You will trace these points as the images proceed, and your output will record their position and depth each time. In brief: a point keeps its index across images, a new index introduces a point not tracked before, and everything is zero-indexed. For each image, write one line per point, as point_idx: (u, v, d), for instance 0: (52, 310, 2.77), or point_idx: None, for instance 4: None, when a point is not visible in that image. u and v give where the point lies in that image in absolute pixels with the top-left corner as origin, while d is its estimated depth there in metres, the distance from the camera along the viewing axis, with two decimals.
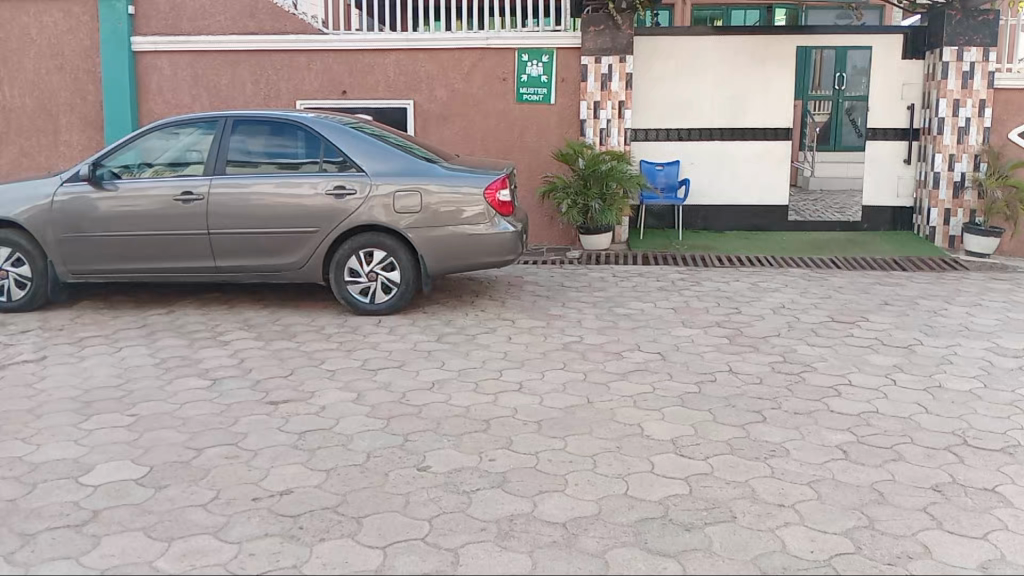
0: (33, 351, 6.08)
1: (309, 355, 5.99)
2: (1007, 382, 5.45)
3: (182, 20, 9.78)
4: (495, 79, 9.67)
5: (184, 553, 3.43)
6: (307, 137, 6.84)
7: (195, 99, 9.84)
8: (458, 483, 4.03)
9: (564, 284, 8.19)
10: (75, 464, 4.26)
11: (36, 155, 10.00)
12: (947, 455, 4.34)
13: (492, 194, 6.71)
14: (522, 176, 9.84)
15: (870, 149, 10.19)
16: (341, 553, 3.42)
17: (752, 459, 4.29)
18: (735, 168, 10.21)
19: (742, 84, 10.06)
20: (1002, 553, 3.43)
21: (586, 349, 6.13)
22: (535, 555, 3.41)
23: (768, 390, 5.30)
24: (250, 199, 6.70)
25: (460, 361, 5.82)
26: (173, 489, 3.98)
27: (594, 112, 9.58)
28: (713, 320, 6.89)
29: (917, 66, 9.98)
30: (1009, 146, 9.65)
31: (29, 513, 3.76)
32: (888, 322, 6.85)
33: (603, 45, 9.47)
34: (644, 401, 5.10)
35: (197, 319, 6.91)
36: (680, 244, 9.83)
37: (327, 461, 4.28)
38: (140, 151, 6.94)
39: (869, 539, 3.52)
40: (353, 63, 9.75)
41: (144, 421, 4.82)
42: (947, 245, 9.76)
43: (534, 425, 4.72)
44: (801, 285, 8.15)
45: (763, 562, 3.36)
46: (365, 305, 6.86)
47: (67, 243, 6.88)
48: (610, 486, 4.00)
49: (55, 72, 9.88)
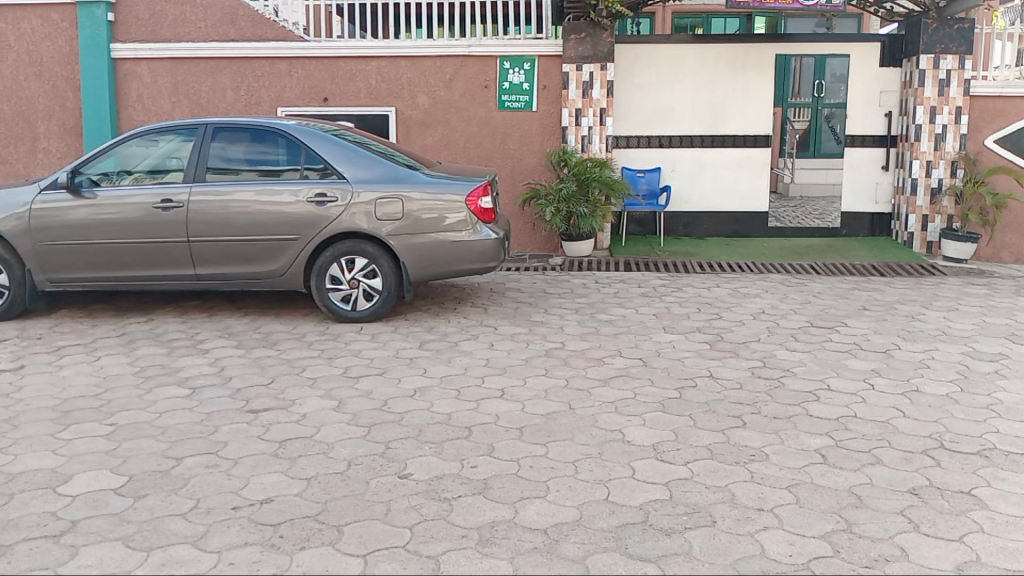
0: (10, 361, 6.03)
1: (290, 363, 5.97)
2: (983, 386, 5.51)
3: (162, 27, 9.75)
4: (477, 86, 9.70)
5: (163, 562, 3.41)
6: (288, 144, 6.81)
7: (175, 106, 9.80)
8: (440, 490, 4.04)
9: (546, 290, 8.21)
10: (53, 474, 4.22)
11: (13, 162, 9.92)
12: (924, 459, 4.38)
13: (474, 202, 6.72)
14: (505, 183, 9.88)
15: (848, 156, 10.29)
16: (322, 561, 3.42)
17: (731, 464, 4.32)
18: (715, 175, 10.28)
19: (723, 90, 10.13)
20: (978, 555, 3.46)
21: (569, 355, 6.15)
22: (516, 561, 3.41)
23: (748, 395, 5.33)
24: (230, 207, 6.68)
25: (443, 368, 5.83)
26: (151, 499, 3.96)
27: (575, 119, 9.64)
28: (693, 326, 6.93)
29: (895, 74, 10.10)
30: (986, 153, 9.70)
31: (6, 524, 3.73)
32: (866, 328, 6.90)
33: (585, 53, 9.52)
34: (624, 407, 5.12)
35: (177, 328, 6.87)
36: (662, 250, 9.88)
37: (308, 470, 4.27)
38: (120, 158, 6.90)
39: (847, 542, 3.56)
40: (334, 70, 9.74)
41: (123, 430, 4.79)
42: (925, 251, 9.86)
43: (516, 431, 4.73)
44: (781, 291, 8.20)
45: (742, 566, 3.38)
46: (346, 312, 6.85)
47: (44, 251, 6.83)
48: (591, 492, 4.01)
49: (33, 79, 9.82)
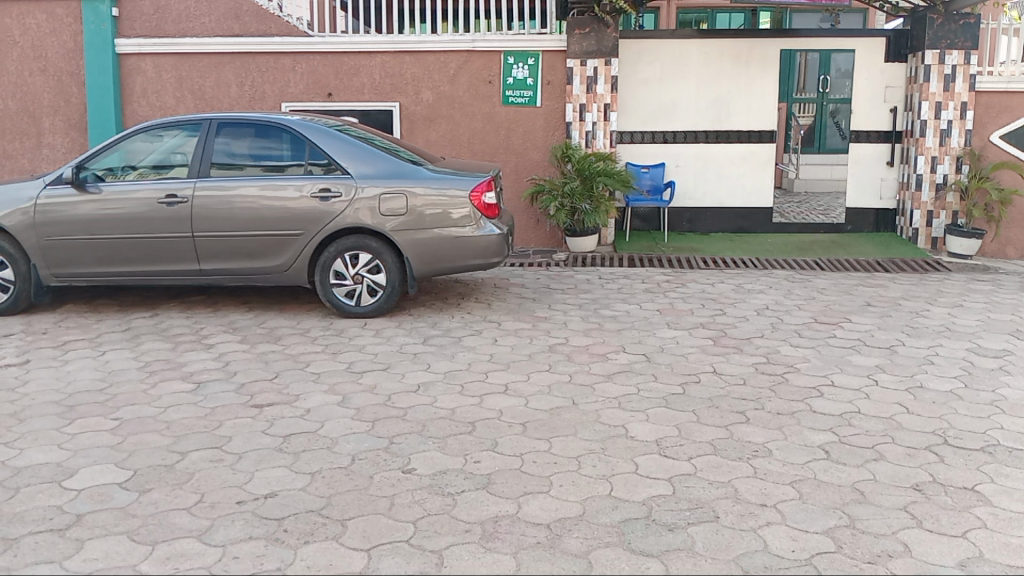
0: (16, 355, 6.05)
1: (294, 358, 5.98)
2: (988, 383, 5.50)
3: (166, 22, 9.74)
4: (481, 81, 9.69)
5: (168, 556, 3.43)
6: (293, 140, 6.82)
7: (180, 102, 9.81)
8: (443, 484, 4.04)
9: (550, 286, 8.21)
10: (59, 468, 4.24)
11: (19, 158, 9.95)
12: (928, 455, 4.38)
13: (477, 197, 6.72)
14: (509, 178, 9.86)
15: (853, 152, 10.28)
16: (325, 555, 3.43)
17: (735, 460, 4.32)
18: (719, 170, 10.26)
19: (727, 86, 10.12)
20: (980, 551, 3.46)
21: (572, 351, 6.16)
22: (519, 556, 3.42)
23: (751, 391, 5.33)
24: (234, 202, 6.69)
25: (446, 364, 5.83)
26: (156, 493, 3.97)
27: (579, 114, 9.63)
28: (697, 321, 6.93)
29: (900, 69, 10.08)
30: (991, 148, 9.66)
31: (12, 518, 3.74)
32: (870, 324, 6.89)
33: (589, 48, 9.51)
34: (628, 403, 5.12)
35: (182, 323, 6.88)
36: (666, 246, 9.87)
37: (312, 464, 4.28)
38: (124, 153, 6.91)
39: (850, 538, 3.56)
40: (339, 65, 9.74)
41: (128, 425, 4.80)
42: (930, 247, 9.85)
43: (519, 427, 4.73)
44: (785, 287, 8.19)
45: (745, 561, 3.38)
46: (350, 308, 6.86)
47: (49, 246, 6.84)
48: (594, 487, 4.02)
49: (38, 74, 9.83)
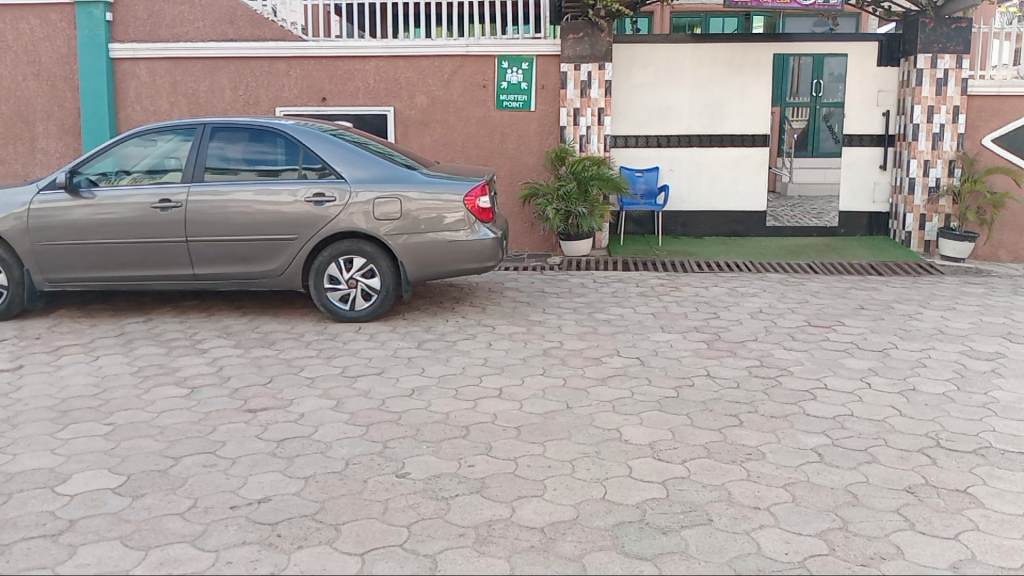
0: (10, 360, 6.04)
1: (288, 362, 5.98)
2: (980, 385, 5.52)
3: (159, 27, 9.77)
4: (475, 86, 9.71)
5: (161, 562, 3.42)
6: (287, 144, 6.82)
7: (173, 106, 9.81)
8: (438, 489, 4.05)
9: (545, 290, 8.23)
10: (52, 474, 4.23)
11: (12, 163, 9.93)
12: (920, 457, 4.40)
13: (471, 201, 6.73)
14: (504, 182, 9.88)
15: (847, 155, 10.29)
16: (320, 560, 3.42)
17: (728, 462, 4.33)
18: (713, 174, 10.29)
19: (721, 90, 10.14)
20: (973, 553, 3.47)
21: (567, 354, 6.16)
22: (513, 560, 3.43)
23: (745, 394, 5.34)
24: (228, 207, 6.69)
25: (440, 368, 5.84)
26: (150, 498, 3.97)
27: (573, 119, 9.64)
28: (691, 325, 6.94)
29: (893, 73, 10.12)
30: (984, 152, 9.69)
31: (4, 523, 3.74)
32: (863, 327, 6.91)
33: (583, 52, 9.53)
34: (621, 406, 5.14)
35: (176, 328, 6.87)
36: (660, 250, 9.89)
37: (305, 469, 4.27)
38: (117, 158, 6.91)
39: (843, 540, 3.57)
40: (333, 70, 9.75)
41: (121, 430, 4.79)
42: (923, 250, 9.86)
43: (513, 430, 4.74)
44: (778, 290, 8.21)
45: (737, 564, 3.39)
46: (344, 312, 6.86)
47: (43, 251, 6.83)
48: (588, 491, 4.03)
49: (32, 78, 9.83)
